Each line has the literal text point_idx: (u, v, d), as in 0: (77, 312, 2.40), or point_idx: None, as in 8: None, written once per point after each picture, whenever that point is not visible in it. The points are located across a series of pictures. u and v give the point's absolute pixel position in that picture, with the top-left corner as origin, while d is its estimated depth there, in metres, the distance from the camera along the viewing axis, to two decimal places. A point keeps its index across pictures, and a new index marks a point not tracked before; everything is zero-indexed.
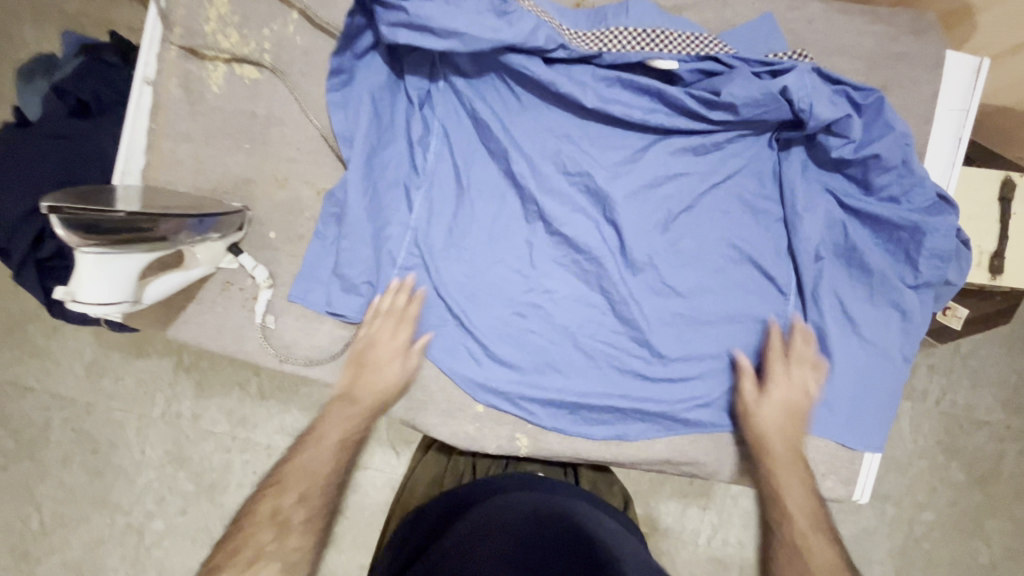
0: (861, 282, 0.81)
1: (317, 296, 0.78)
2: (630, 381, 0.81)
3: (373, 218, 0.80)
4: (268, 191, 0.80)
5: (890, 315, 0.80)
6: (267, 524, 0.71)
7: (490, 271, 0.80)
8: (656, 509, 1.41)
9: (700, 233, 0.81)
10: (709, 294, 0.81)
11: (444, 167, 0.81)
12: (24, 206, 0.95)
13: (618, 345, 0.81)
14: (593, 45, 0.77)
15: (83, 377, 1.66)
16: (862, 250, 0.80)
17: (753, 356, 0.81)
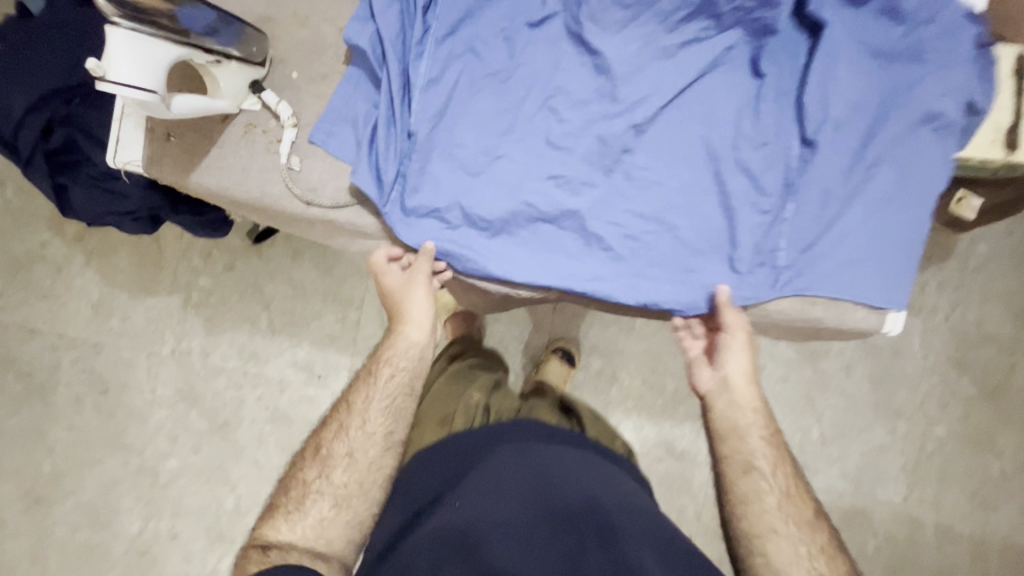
0: (931, 134, 0.69)
1: (339, 140, 0.68)
2: (642, 257, 0.70)
3: (354, 85, 0.68)
4: (288, 30, 0.69)
5: (932, 152, 0.69)
6: (342, 476, 0.74)
7: (476, 138, 0.68)
8: (672, 434, 1.38)
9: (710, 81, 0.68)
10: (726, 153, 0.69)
11: (407, 19, 0.67)
12: (33, 94, 0.93)
13: (625, 217, 0.69)
14: None
15: (91, 317, 1.64)
16: (925, 94, 0.68)
17: (785, 223, 0.70)
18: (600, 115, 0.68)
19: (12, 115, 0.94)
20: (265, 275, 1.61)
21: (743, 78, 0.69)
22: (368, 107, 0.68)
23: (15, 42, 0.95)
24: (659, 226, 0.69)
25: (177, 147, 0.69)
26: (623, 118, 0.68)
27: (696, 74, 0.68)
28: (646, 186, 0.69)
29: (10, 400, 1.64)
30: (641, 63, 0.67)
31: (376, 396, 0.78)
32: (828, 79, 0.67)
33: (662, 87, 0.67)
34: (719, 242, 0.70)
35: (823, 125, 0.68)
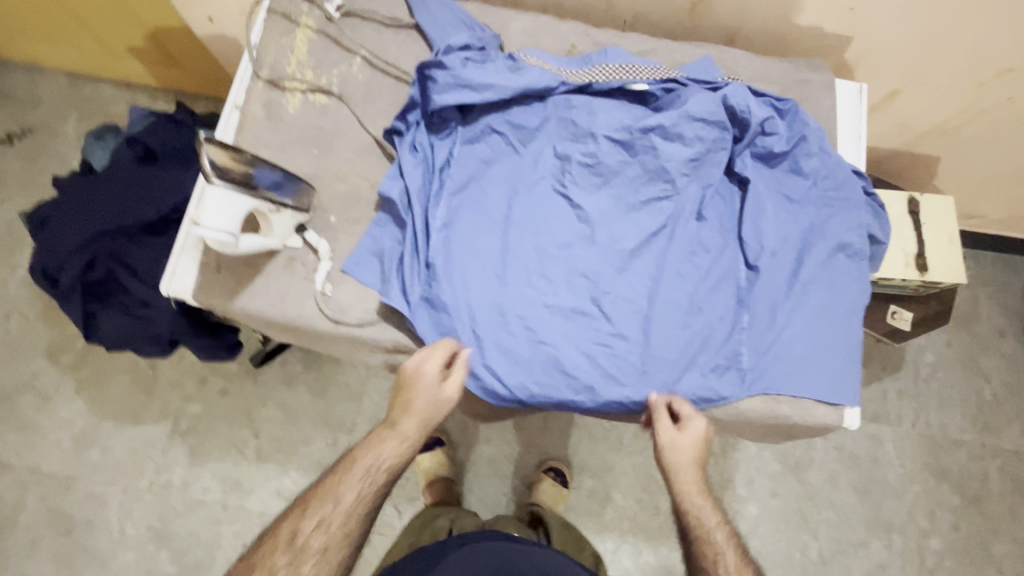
0: (846, 259, 0.86)
1: (369, 270, 0.81)
2: (629, 366, 0.81)
3: (384, 227, 0.83)
4: (330, 186, 0.84)
5: (850, 271, 0.86)
6: (321, 540, 0.69)
7: (483, 271, 0.82)
8: (670, 554, 1.36)
9: (670, 224, 0.85)
10: (688, 278, 0.84)
11: (427, 178, 0.84)
12: (84, 234, 1.05)
13: (611, 333, 0.81)
14: (584, 78, 0.87)
15: (69, 449, 1.59)
16: (835, 229, 0.86)
17: (745, 334, 0.83)
18: (583, 251, 0.83)
19: (61, 252, 1.05)
20: (258, 400, 1.63)
21: (695, 221, 0.86)
22: (395, 244, 0.82)
23: (76, 193, 1.11)
24: (641, 339, 0.81)
25: (225, 277, 0.80)
26: (603, 254, 0.83)
27: (657, 219, 0.85)
28: (627, 306, 0.82)
29: None
30: (613, 212, 0.85)
31: (377, 460, 0.74)
32: (760, 223, 0.85)
33: (631, 230, 0.84)
34: (694, 352, 0.82)
35: (763, 256, 0.84)
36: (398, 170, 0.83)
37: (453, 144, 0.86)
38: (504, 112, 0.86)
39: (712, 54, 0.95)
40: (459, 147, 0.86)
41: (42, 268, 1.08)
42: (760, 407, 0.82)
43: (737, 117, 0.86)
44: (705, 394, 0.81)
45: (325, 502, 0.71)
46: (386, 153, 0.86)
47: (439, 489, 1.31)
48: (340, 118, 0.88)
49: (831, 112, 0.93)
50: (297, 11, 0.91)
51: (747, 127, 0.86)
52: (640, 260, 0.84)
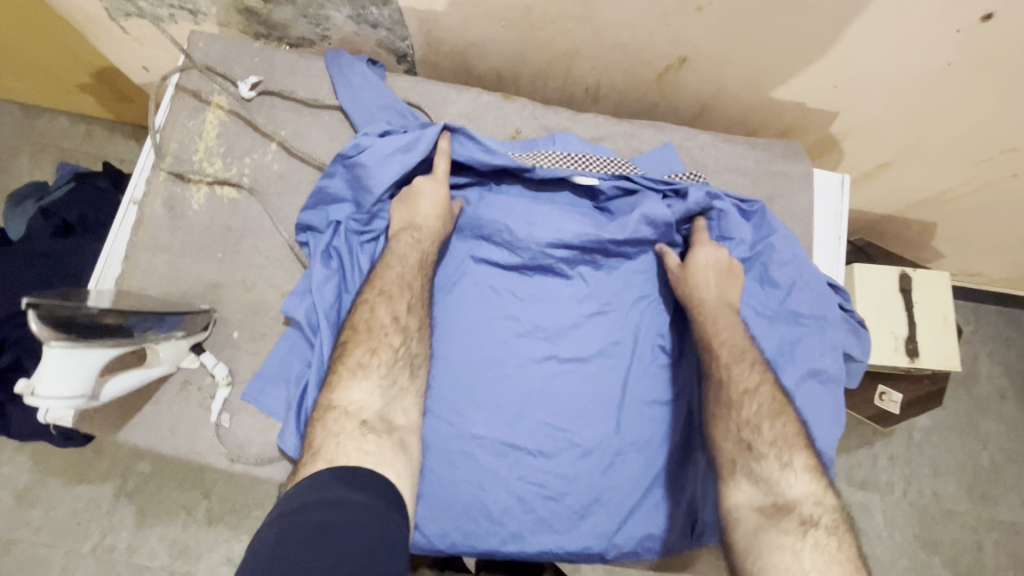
0: (818, 385, 0.76)
1: (272, 397, 0.71)
2: (565, 507, 0.72)
3: (291, 344, 0.73)
4: (234, 294, 0.75)
5: (823, 400, 0.76)
6: (390, 329, 0.70)
7: None
8: None
9: (617, 343, 0.77)
10: (635, 406, 0.75)
11: (345, 287, 0.75)
12: None
13: (546, 468, 0.73)
14: (526, 171, 0.78)
15: (10, 509, 1.51)
16: (807, 352, 0.76)
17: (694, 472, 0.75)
18: (521, 372, 0.75)
19: None
20: None
21: (646, 337, 0.78)
22: (300, 367, 0.72)
23: None
24: (581, 476, 0.73)
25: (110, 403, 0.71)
26: (544, 374, 0.75)
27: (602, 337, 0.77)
28: (565, 438, 0.74)
29: None
30: (555, 326, 0.76)
31: (410, 255, 0.73)
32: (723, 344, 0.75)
33: (575, 346, 0.76)
34: (638, 490, 0.74)
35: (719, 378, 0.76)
36: (308, 279, 0.73)
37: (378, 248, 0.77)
38: None
39: (675, 139, 0.85)
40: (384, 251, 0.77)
41: None
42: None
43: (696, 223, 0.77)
44: (653, 531, 0.73)
45: (394, 296, 0.71)
46: (298, 258, 0.76)
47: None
48: (250, 216, 0.78)
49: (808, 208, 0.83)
50: (209, 89, 0.81)
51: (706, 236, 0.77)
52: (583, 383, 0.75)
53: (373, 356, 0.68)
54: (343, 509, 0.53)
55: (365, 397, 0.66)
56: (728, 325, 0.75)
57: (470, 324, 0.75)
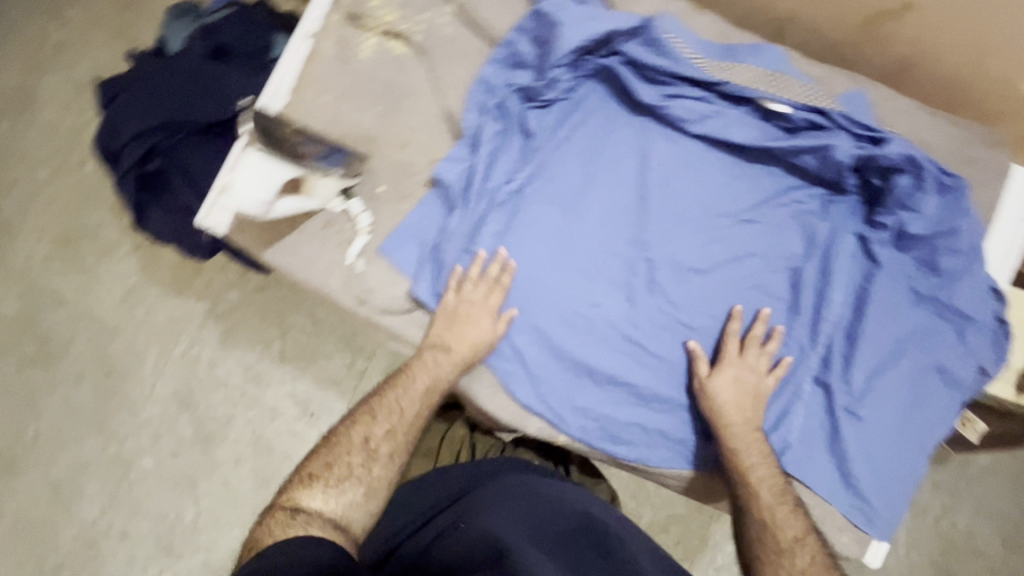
0: (938, 384, 0.73)
1: (405, 256, 0.75)
2: (652, 402, 0.73)
3: (438, 202, 0.75)
4: (387, 151, 0.77)
5: (937, 399, 0.72)
6: (355, 452, 0.65)
7: (534, 261, 0.74)
8: None
9: (751, 270, 0.74)
10: (748, 336, 0.74)
11: (503, 147, 0.75)
12: (142, 122, 1.03)
13: (644, 363, 0.74)
14: (719, 71, 0.72)
15: (119, 301, 1.69)
16: (937, 347, 0.72)
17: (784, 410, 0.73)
18: (643, 283, 0.74)
19: (122, 134, 1.05)
20: (291, 305, 1.68)
21: (782, 285, 0.74)
22: (437, 229, 0.75)
23: (145, 75, 1.08)
24: (676, 379, 0.74)
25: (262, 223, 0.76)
26: (670, 282, 0.74)
27: (738, 257, 0.74)
28: (671, 341, 0.74)
29: (18, 359, 1.67)
30: (690, 248, 0.74)
31: (416, 389, 0.70)
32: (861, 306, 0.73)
33: (705, 273, 0.74)
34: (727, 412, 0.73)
35: (842, 342, 0.73)
36: (464, 155, 0.74)
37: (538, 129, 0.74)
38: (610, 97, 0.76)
39: (869, 95, 0.77)
40: (548, 123, 0.75)
41: (105, 146, 1.08)
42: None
43: (880, 174, 0.71)
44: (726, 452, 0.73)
45: (375, 420, 0.68)
46: (456, 128, 0.77)
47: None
48: (414, 76, 0.78)
49: (990, 207, 0.76)
50: None
51: (889, 190, 0.71)
52: (704, 297, 0.74)
53: (347, 466, 0.64)
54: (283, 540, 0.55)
55: (320, 498, 0.62)
56: (752, 438, 0.70)
57: (611, 213, 0.75)
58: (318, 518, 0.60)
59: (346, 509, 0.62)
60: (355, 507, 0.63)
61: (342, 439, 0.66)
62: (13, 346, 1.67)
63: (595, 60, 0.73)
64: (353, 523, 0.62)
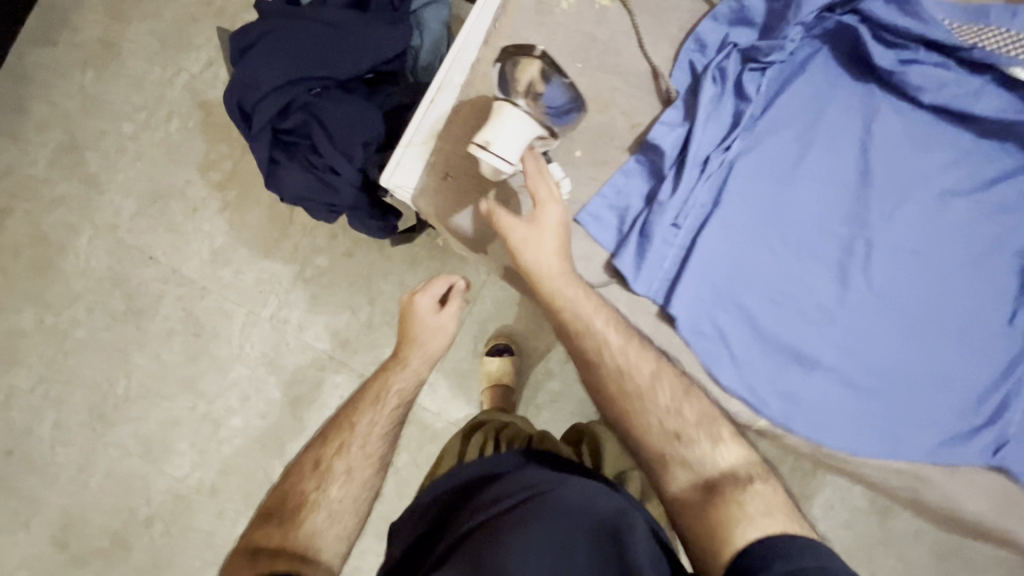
0: None
1: (605, 225, 0.72)
2: (859, 389, 0.70)
3: (642, 168, 0.71)
4: (586, 112, 0.72)
5: None
6: (310, 484, 0.73)
7: (744, 233, 0.70)
8: None
9: (976, 253, 0.70)
10: (968, 322, 0.70)
11: (719, 111, 0.69)
12: (283, 75, 0.99)
13: (853, 347, 0.70)
14: (967, 36, 0.67)
15: (207, 261, 1.67)
16: None
17: (1001, 404, 0.69)
18: (857, 265, 0.70)
19: (258, 89, 1.00)
20: (381, 271, 1.64)
21: (1007, 273, 0.70)
22: (640, 198, 0.71)
23: (279, 24, 1.03)
24: (887, 365, 0.70)
25: (453, 186, 0.73)
26: (887, 263, 0.70)
27: (962, 238, 0.70)
28: (885, 325, 0.70)
29: (108, 314, 1.67)
30: (910, 230, 0.70)
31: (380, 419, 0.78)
32: None
33: (924, 257, 0.70)
34: (941, 403, 0.69)
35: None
36: (676, 118, 0.70)
37: (755, 94, 0.69)
38: (834, 61, 0.71)
39: None
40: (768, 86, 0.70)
41: (237, 104, 1.03)
42: (987, 495, 0.70)
43: None
44: (938, 446, 0.69)
45: (329, 442, 0.76)
46: (663, 91, 0.71)
47: (500, 394, 1.24)
48: (617, 31, 0.73)
49: None
50: None
51: None
52: (923, 279, 0.70)
53: (315, 491, 0.73)
54: None
55: (283, 534, 0.68)
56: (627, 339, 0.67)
57: (829, 186, 0.70)
58: (275, 553, 0.65)
59: (310, 536, 0.69)
60: (334, 523, 0.72)
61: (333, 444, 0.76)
62: (103, 302, 1.67)
63: (831, 20, 0.68)
64: (325, 548, 0.70)
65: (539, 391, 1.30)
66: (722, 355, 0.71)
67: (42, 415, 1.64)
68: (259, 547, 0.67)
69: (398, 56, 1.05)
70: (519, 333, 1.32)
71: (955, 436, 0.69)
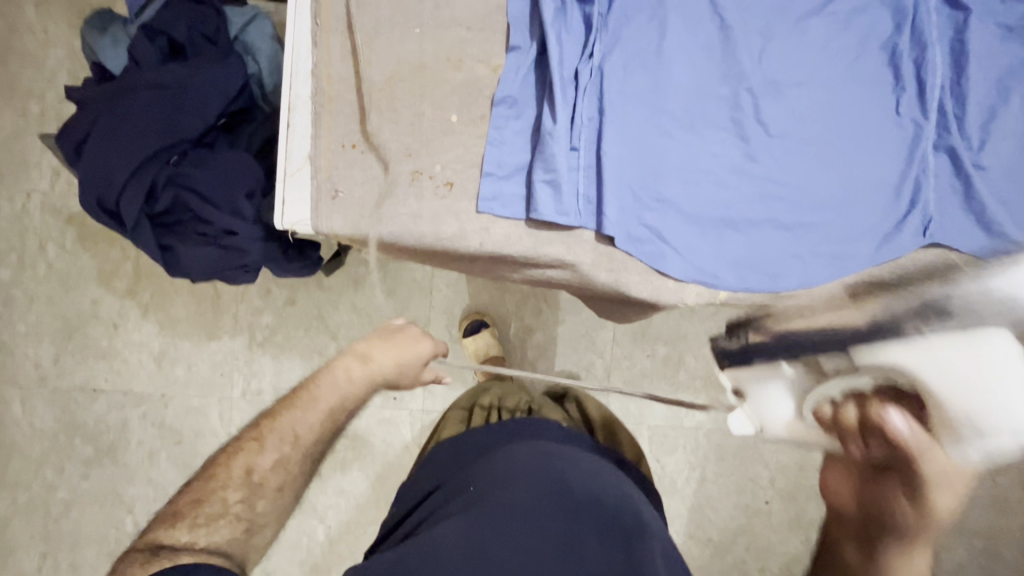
0: None
1: (511, 176, 0.71)
2: (795, 226, 0.73)
3: (517, 107, 0.70)
4: (444, 75, 0.69)
5: None
6: (229, 487, 0.74)
7: (637, 129, 0.71)
8: None
9: (848, 60, 0.72)
10: (865, 125, 0.73)
11: (564, 24, 0.69)
12: (134, 157, 0.92)
13: (775, 191, 0.72)
14: None
15: (154, 370, 1.59)
16: None
17: (916, 188, 0.74)
18: (751, 116, 0.72)
19: (114, 181, 0.92)
20: (329, 304, 1.58)
21: (881, 67, 0.73)
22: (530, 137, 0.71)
23: (103, 108, 0.94)
24: (810, 194, 0.73)
25: (349, 201, 0.70)
26: (776, 102, 0.72)
27: (832, 50, 0.72)
28: (795, 159, 0.72)
29: (81, 465, 1.58)
30: (784, 63, 0.71)
31: (324, 397, 0.81)
32: (963, 58, 0.72)
33: (805, 83, 0.72)
34: (868, 207, 0.73)
35: (951, 101, 0.73)
36: (526, 49, 0.70)
37: None
38: None
39: None
40: None
41: (99, 203, 0.95)
42: (932, 269, 0.75)
43: None
44: (879, 247, 0.73)
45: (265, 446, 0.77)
46: (505, 22, 0.70)
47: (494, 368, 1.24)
48: None
49: None
50: None
51: None
52: (813, 102, 0.72)
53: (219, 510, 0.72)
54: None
55: (179, 534, 0.68)
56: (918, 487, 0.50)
57: (697, 51, 0.71)
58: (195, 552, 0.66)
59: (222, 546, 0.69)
60: (248, 508, 0.73)
61: (222, 470, 0.75)
62: (69, 455, 1.58)
63: None
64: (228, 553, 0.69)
65: (528, 350, 1.30)
66: (664, 249, 0.72)
67: None
68: (171, 546, 0.67)
69: (243, 90, 0.98)
70: (487, 305, 1.31)
71: (890, 230, 0.73)
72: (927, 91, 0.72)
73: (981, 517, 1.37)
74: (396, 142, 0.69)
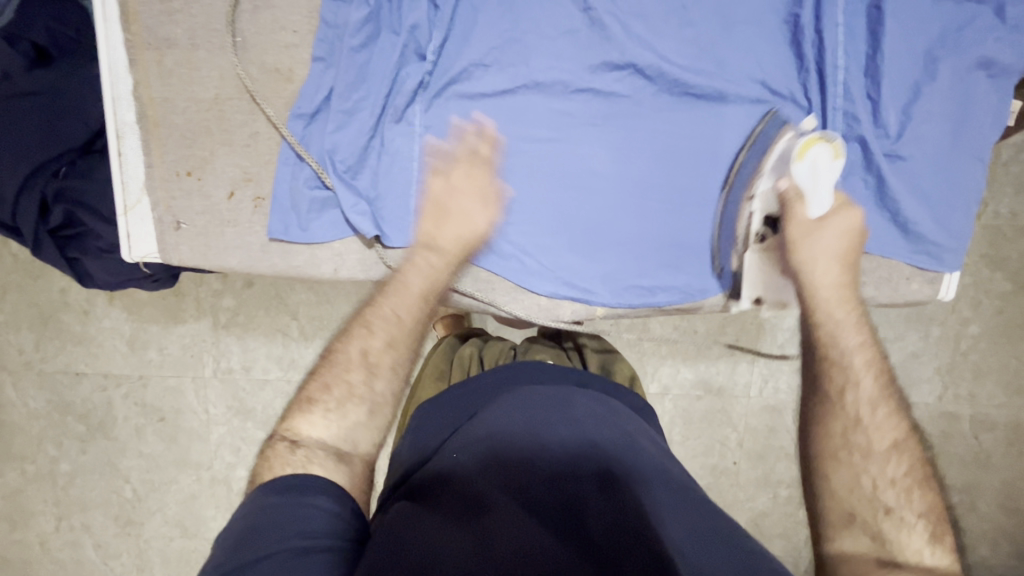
0: (985, 82, 0.68)
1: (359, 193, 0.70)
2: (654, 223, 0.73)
3: (359, 117, 0.69)
4: (275, 87, 0.70)
5: (979, 108, 0.69)
6: (352, 366, 0.64)
7: (505, 136, 0.71)
8: (775, 388, 1.18)
9: (720, 48, 0.69)
10: (731, 113, 0.71)
11: (398, 30, 0.69)
12: (19, 173, 0.88)
13: (641, 189, 0.73)
14: None
15: (128, 352, 1.44)
16: (972, 48, 0.67)
17: None
18: (608, 113, 0.71)
19: (6, 198, 0.89)
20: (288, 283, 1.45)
21: (782, 45, 0.70)
22: (357, 153, 0.70)
23: None
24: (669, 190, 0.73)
25: (191, 229, 0.70)
26: (636, 101, 0.71)
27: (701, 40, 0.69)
28: (655, 152, 0.72)
29: (75, 440, 1.47)
30: (658, 56, 0.69)
31: (414, 281, 0.67)
32: (877, 42, 0.68)
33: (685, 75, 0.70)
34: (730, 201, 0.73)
35: (860, 87, 0.69)
36: (358, 55, 0.68)
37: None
38: None
39: None
40: None
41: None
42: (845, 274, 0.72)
43: None
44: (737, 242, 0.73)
45: (371, 332, 0.65)
46: (335, 29, 0.68)
47: (453, 324, 1.05)
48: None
49: None
50: None
51: None
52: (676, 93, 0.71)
53: (329, 392, 0.63)
54: (285, 510, 0.52)
55: (320, 422, 0.62)
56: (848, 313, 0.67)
57: (548, 51, 0.69)
58: (322, 450, 0.60)
59: (350, 433, 0.62)
60: (358, 426, 0.63)
61: (338, 357, 0.64)
62: (63, 433, 1.46)
63: None
64: (360, 442, 0.63)
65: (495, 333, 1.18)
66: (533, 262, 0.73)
67: (81, 543, 1.50)
68: (303, 438, 0.61)
69: None
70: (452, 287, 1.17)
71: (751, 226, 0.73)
72: (825, 72, 0.69)
73: (955, 470, 1.24)
74: (231, 166, 0.70)
